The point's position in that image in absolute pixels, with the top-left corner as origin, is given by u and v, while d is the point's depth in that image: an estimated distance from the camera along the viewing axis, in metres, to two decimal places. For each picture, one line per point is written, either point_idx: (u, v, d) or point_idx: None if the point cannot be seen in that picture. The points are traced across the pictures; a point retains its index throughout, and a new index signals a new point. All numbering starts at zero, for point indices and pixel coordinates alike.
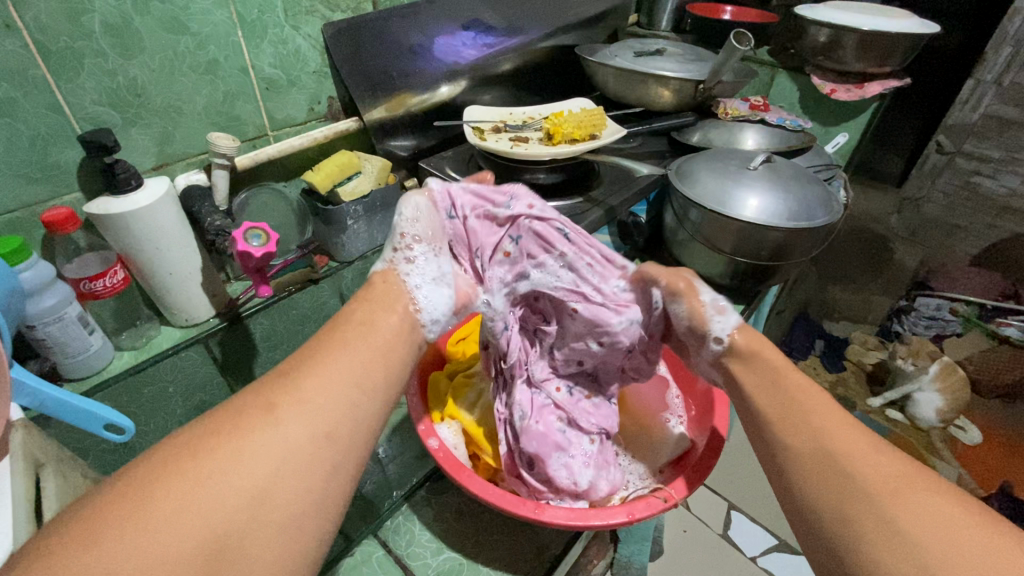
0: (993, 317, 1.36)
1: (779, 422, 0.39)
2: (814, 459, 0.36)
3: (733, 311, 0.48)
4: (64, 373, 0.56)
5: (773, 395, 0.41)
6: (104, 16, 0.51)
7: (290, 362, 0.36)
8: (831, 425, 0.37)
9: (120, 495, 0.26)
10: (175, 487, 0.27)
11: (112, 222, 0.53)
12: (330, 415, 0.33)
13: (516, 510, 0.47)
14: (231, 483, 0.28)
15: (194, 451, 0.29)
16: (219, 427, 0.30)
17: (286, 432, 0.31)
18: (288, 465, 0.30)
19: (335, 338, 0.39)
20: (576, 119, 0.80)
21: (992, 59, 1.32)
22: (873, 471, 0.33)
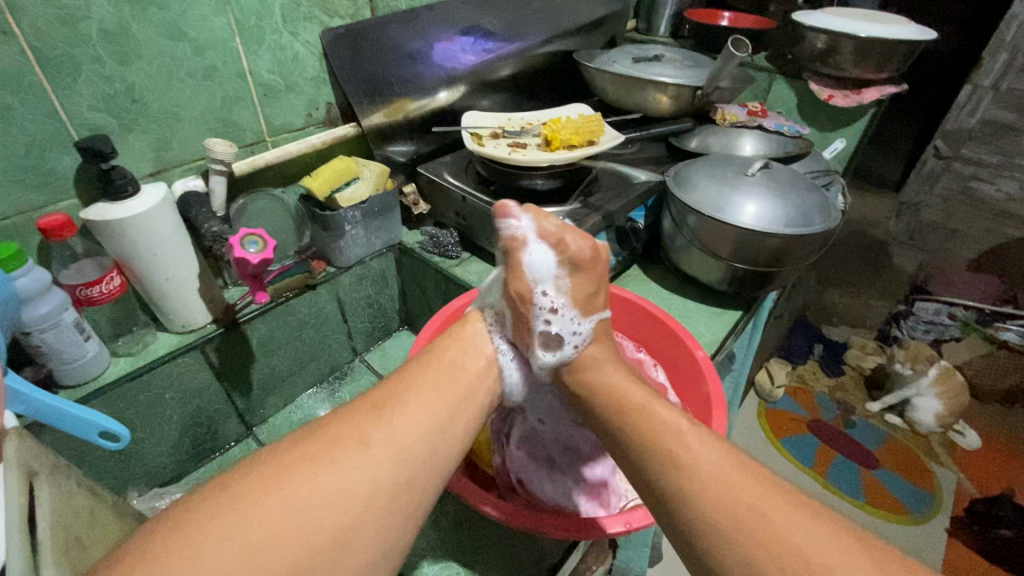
0: (991, 321, 1.37)
1: (655, 469, 0.38)
2: (697, 511, 0.34)
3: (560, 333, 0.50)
4: (60, 380, 0.55)
5: (643, 436, 0.40)
6: (101, 23, 0.51)
7: (382, 397, 0.39)
8: (705, 466, 0.36)
9: (231, 499, 0.30)
10: (271, 510, 0.30)
11: (108, 227, 0.53)
12: (410, 462, 0.36)
13: (517, 521, 0.46)
14: (320, 512, 0.31)
15: (294, 470, 0.32)
16: (318, 453, 0.34)
17: (370, 470, 0.34)
18: (371, 504, 0.33)
19: (415, 381, 0.42)
20: (573, 126, 0.80)
21: (989, 65, 1.33)
22: (759, 525, 0.32)
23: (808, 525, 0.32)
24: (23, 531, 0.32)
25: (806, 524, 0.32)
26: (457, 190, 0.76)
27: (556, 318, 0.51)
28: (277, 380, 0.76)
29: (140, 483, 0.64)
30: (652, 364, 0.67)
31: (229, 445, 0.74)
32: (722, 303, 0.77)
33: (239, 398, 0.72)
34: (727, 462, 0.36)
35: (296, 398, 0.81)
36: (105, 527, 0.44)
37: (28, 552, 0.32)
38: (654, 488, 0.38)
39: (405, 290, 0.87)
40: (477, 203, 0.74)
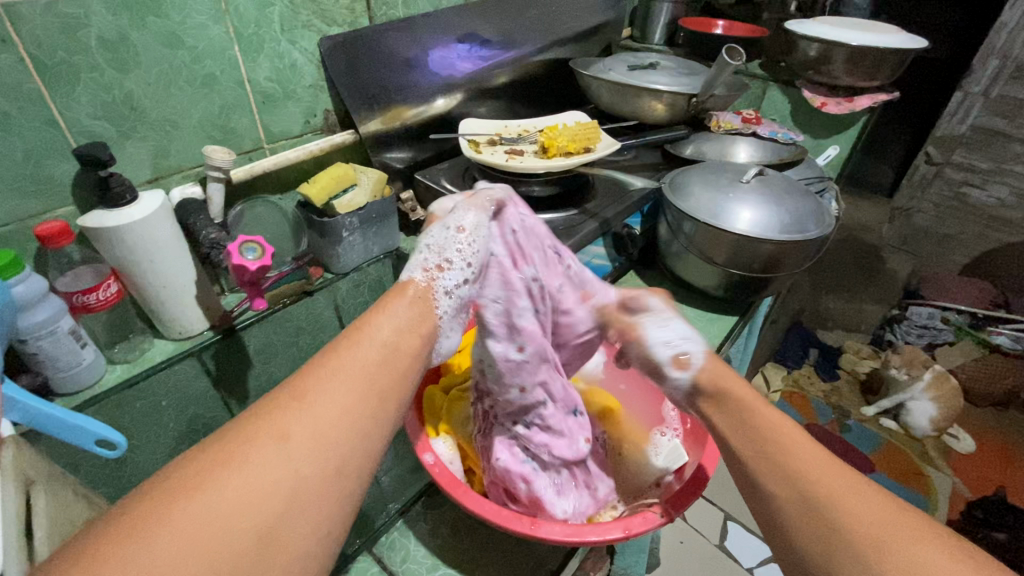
0: (983, 325, 1.39)
1: (759, 465, 0.37)
2: (790, 505, 0.34)
3: (694, 350, 0.47)
4: (56, 388, 0.55)
5: (752, 435, 0.39)
6: (100, 31, 0.52)
7: (300, 383, 0.34)
8: (818, 467, 0.35)
9: (125, 522, 0.25)
10: (179, 516, 0.26)
11: (107, 235, 0.53)
12: (339, 446, 0.32)
13: (512, 526, 0.47)
14: (235, 519, 0.27)
15: (197, 479, 0.28)
16: (230, 452, 0.29)
17: (292, 464, 0.30)
18: (297, 499, 0.29)
19: (344, 356, 0.37)
20: (570, 133, 0.81)
21: (980, 71, 1.37)
22: (864, 523, 0.31)
23: (917, 530, 0.30)
24: (19, 539, 0.32)
25: (912, 531, 0.30)
26: None
27: (678, 337, 0.49)
28: (274, 388, 0.75)
29: None
30: None
31: None
32: (717, 310, 0.78)
33: (236, 405, 0.72)
34: (832, 466, 0.35)
35: None
36: None
37: (24, 559, 0.32)
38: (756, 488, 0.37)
39: None
40: None
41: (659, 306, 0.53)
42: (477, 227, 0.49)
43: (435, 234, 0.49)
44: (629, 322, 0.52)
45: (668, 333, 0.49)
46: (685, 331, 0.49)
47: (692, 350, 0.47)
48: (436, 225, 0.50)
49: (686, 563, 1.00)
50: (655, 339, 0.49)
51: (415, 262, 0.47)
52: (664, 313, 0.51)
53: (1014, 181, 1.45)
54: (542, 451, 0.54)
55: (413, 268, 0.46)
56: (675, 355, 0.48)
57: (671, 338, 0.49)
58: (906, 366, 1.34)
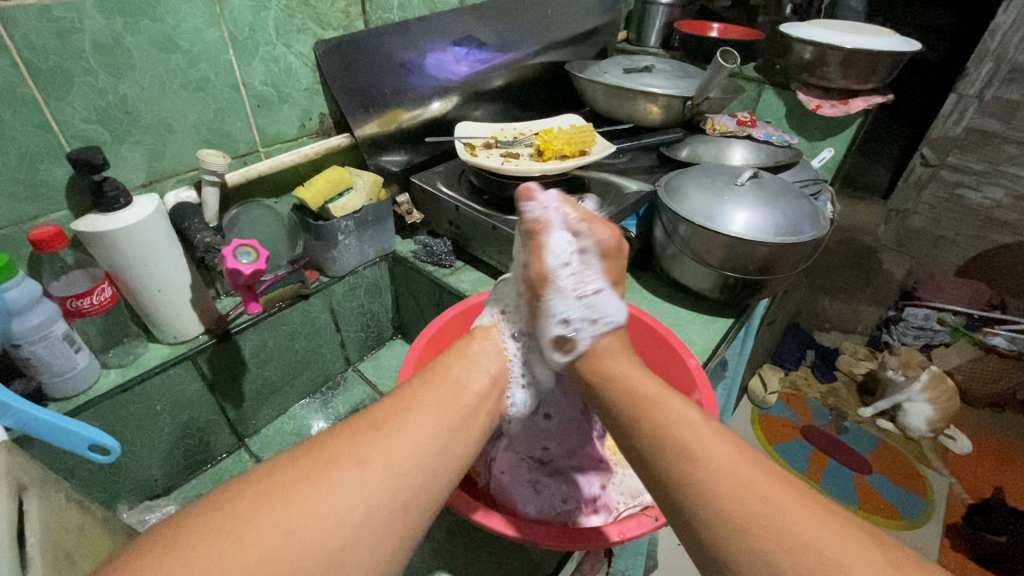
0: (979, 326, 1.41)
1: (672, 464, 0.37)
2: (708, 513, 0.34)
3: (587, 331, 0.49)
4: (49, 393, 0.55)
5: (659, 434, 0.39)
6: (94, 35, 0.52)
7: (381, 415, 0.38)
8: (736, 476, 0.34)
9: (220, 519, 0.29)
10: (260, 530, 0.29)
11: (100, 239, 0.53)
12: (409, 481, 0.35)
13: (507, 530, 0.46)
14: (310, 531, 0.30)
15: (282, 490, 0.31)
16: (316, 468, 0.33)
17: (366, 488, 0.33)
18: (366, 521, 0.32)
19: (420, 398, 0.41)
20: (565, 136, 0.82)
21: (974, 73, 1.38)
22: (789, 531, 0.31)
23: (831, 532, 0.31)
24: (12, 545, 0.32)
25: (824, 535, 0.31)
26: (450, 200, 0.76)
27: (572, 316, 0.50)
28: (269, 391, 0.75)
29: (130, 496, 0.63)
30: None
31: (221, 457, 0.74)
32: (714, 312, 0.78)
33: (231, 409, 0.71)
34: (748, 462, 0.35)
35: (289, 409, 0.80)
36: (95, 542, 0.43)
37: (20, 565, 0.32)
38: (674, 490, 0.36)
39: (399, 300, 0.87)
40: (470, 213, 0.74)
41: (576, 269, 0.51)
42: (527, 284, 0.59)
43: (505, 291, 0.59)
44: (540, 280, 0.51)
45: (569, 312, 0.50)
46: (584, 310, 0.50)
47: (580, 334, 0.49)
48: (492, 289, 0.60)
49: (684, 566, 1.00)
50: (552, 308, 0.51)
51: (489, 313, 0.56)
52: (577, 284, 0.51)
53: (1009, 183, 1.46)
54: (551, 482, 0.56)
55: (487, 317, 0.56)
56: (563, 335, 0.50)
57: (566, 315, 0.50)
58: (903, 367, 1.33)
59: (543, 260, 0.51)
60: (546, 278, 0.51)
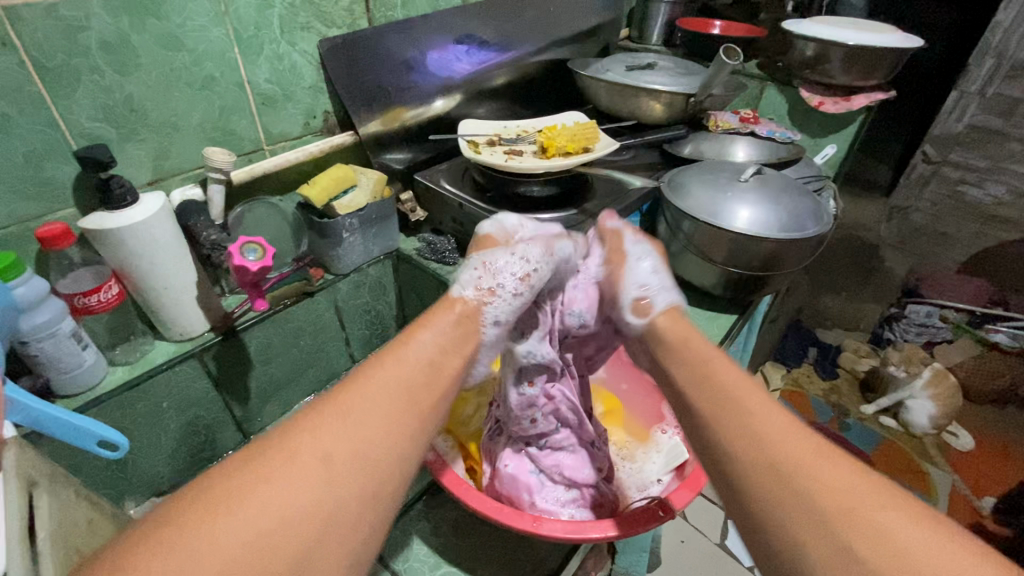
0: (982, 323, 1.40)
1: (720, 421, 0.36)
2: (755, 469, 0.33)
3: (658, 296, 0.48)
4: (57, 390, 0.55)
5: (709, 392, 0.38)
6: (101, 34, 0.52)
7: (342, 397, 0.34)
8: (777, 433, 0.34)
9: (168, 530, 0.26)
10: (216, 540, 0.26)
11: (107, 236, 0.53)
12: (376, 472, 0.32)
13: (514, 523, 0.47)
14: (272, 539, 0.27)
15: (237, 495, 0.28)
16: (271, 468, 0.29)
17: (333, 486, 0.30)
18: (334, 521, 0.29)
19: (387, 371, 0.36)
20: (568, 134, 0.82)
21: (975, 70, 1.39)
22: (829, 489, 0.30)
23: (876, 493, 0.30)
24: (22, 538, 0.32)
25: (870, 496, 0.30)
26: (454, 198, 0.77)
27: (651, 284, 0.49)
28: (274, 389, 0.75)
29: (137, 493, 0.64)
30: None
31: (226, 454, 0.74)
32: (717, 307, 0.78)
33: (237, 406, 0.72)
34: (799, 429, 0.34)
35: (293, 407, 0.81)
36: (104, 537, 0.43)
37: (29, 559, 0.32)
38: (718, 445, 0.36)
39: (403, 297, 0.87)
40: (474, 210, 0.74)
41: (649, 250, 0.52)
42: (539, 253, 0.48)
43: (495, 256, 0.48)
44: (618, 251, 0.52)
45: (647, 279, 0.49)
46: (659, 285, 0.49)
47: (656, 300, 0.47)
48: (500, 250, 0.49)
49: (688, 564, 1.00)
50: (629, 276, 0.49)
51: (462, 280, 0.46)
52: (655, 263, 0.51)
53: (1010, 179, 1.46)
54: (553, 470, 0.56)
55: (461, 287, 0.45)
56: (639, 299, 0.48)
57: (645, 281, 0.49)
58: (905, 363, 1.37)
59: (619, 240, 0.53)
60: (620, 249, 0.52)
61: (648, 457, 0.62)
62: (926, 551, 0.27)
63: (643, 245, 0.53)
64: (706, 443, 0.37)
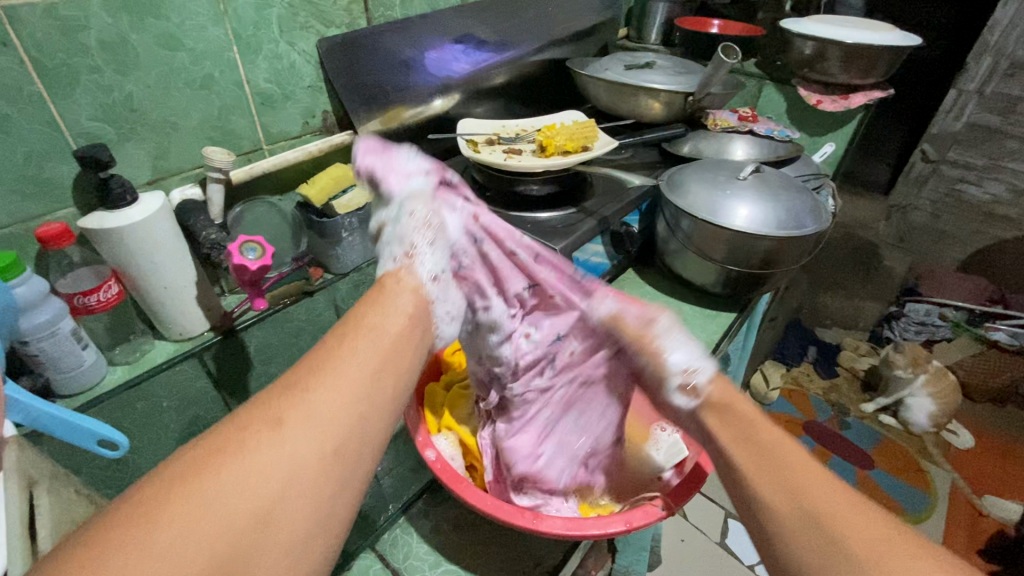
0: (982, 321, 1.42)
1: (756, 472, 0.37)
2: (790, 517, 0.34)
3: (703, 363, 0.46)
4: (57, 390, 0.55)
5: (747, 448, 0.39)
6: (100, 33, 0.52)
7: (294, 375, 0.35)
8: (811, 486, 0.35)
9: (131, 512, 0.26)
10: (177, 510, 0.26)
11: (107, 236, 0.53)
12: (336, 429, 0.33)
13: (514, 520, 0.47)
14: (235, 502, 0.27)
15: (199, 470, 0.28)
16: (229, 441, 0.30)
17: (292, 448, 0.30)
18: (294, 481, 0.30)
19: (338, 349, 0.38)
20: (568, 132, 0.82)
21: (974, 69, 1.40)
22: (861, 538, 0.31)
23: (912, 547, 0.31)
24: (22, 538, 0.32)
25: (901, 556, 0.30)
26: None
27: (693, 363, 0.47)
28: None
29: None
30: None
31: None
32: (717, 306, 0.78)
33: (237, 406, 0.72)
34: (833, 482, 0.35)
35: None
36: None
37: (30, 559, 0.32)
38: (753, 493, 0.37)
39: None
40: None
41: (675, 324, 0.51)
42: (422, 205, 0.48)
43: (397, 225, 0.48)
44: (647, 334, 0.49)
45: (686, 359, 0.47)
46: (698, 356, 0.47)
47: (701, 371, 0.46)
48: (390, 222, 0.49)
49: (689, 562, 1.00)
50: (671, 352, 0.48)
51: (386, 259, 0.48)
52: (683, 334, 0.49)
53: (1009, 178, 1.46)
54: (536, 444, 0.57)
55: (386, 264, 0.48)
56: (684, 383, 0.46)
57: (685, 357, 0.47)
58: (911, 366, 1.31)
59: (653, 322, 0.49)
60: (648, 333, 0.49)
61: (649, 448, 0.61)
62: None
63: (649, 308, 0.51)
64: (743, 496, 0.38)
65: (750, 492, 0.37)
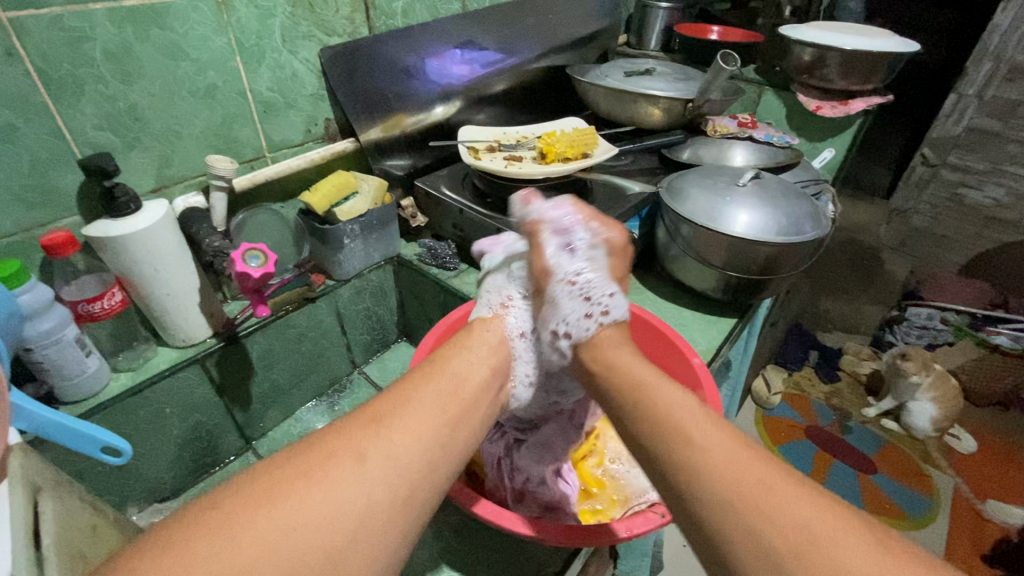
0: (983, 325, 1.39)
1: (667, 453, 0.34)
2: (707, 506, 0.30)
3: (584, 316, 0.47)
4: (60, 396, 0.56)
5: (653, 423, 0.35)
6: (105, 44, 0.53)
7: (377, 408, 0.35)
8: (706, 443, 0.33)
9: (211, 520, 0.26)
10: (256, 531, 0.26)
11: (111, 244, 0.54)
12: (411, 475, 0.32)
13: (517, 527, 0.47)
14: (312, 533, 0.27)
15: (278, 492, 0.28)
16: (312, 465, 0.30)
17: (368, 485, 0.30)
18: (367, 523, 0.29)
19: (420, 391, 0.38)
20: (568, 139, 0.82)
21: (974, 73, 1.41)
22: (781, 522, 0.28)
23: (833, 522, 0.28)
24: (29, 546, 0.32)
25: (791, 497, 0.29)
26: (454, 203, 0.77)
27: (572, 315, 0.47)
28: (276, 394, 0.76)
29: (139, 499, 0.64)
30: None
31: (229, 460, 0.74)
32: (717, 311, 0.78)
33: (239, 411, 0.72)
34: (747, 454, 0.32)
35: (295, 412, 0.81)
36: (108, 543, 0.44)
37: (35, 567, 0.32)
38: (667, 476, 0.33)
39: (404, 302, 0.87)
40: (474, 216, 0.75)
41: (586, 270, 0.50)
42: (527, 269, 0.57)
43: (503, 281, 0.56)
44: (542, 276, 0.51)
45: (568, 310, 0.48)
46: (584, 309, 0.47)
47: (580, 324, 0.47)
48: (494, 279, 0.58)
49: (690, 568, 1.00)
50: (558, 298, 0.49)
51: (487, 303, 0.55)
52: (587, 285, 0.49)
53: (1010, 182, 1.46)
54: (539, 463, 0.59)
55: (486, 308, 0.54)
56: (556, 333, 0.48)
57: (565, 313, 0.48)
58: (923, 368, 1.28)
59: (543, 259, 0.51)
60: (545, 272, 0.51)
61: (613, 444, 0.65)
62: None
63: (575, 256, 0.51)
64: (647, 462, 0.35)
65: (649, 453, 0.35)
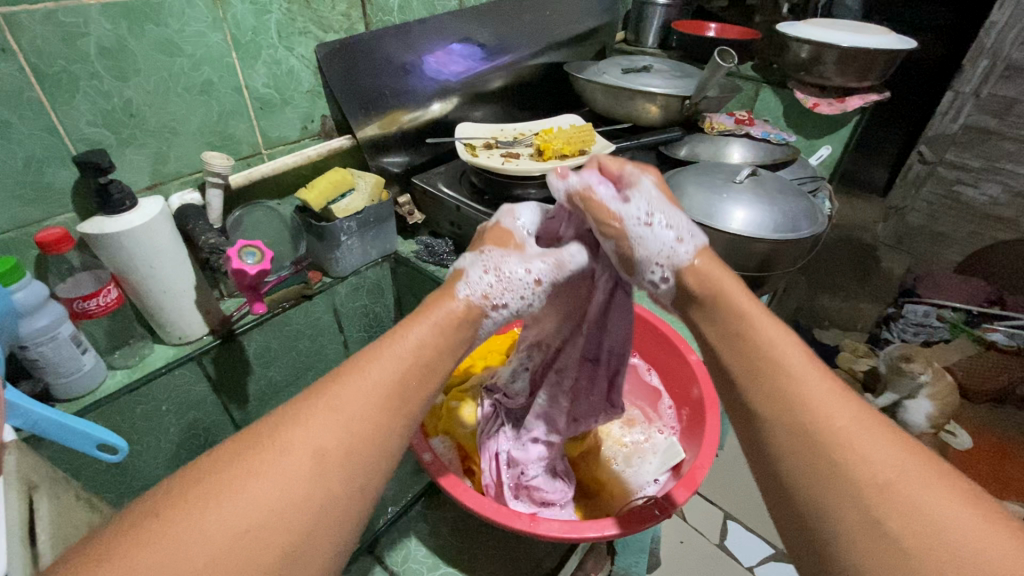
0: (979, 322, 1.39)
1: (754, 386, 0.36)
2: (791, 439, 0.32)
3: (681, 243, 0.44)
4: (55, 394, 0.55)
5: (744, 354, 0.37)
6: (99, 40, 0.52)
7: (330, 389, 0.33)
8: (803, 382, 0.34)
9: (155, 520, 0.26)
10: (201, 533, 0.26)
11: (107, 241, 0.53)
12: (366, 466, 0.32)
13: (511, 523, 0.47)
14: (262, 535, 0.27)
15: (222, 491, 0.27)
16: (262, 462, 0.29)
17: (320, 481, 0.29)
18: (321, 519, 0.29)
19: (381, 367, 0.35)
20: (565, 136, 0.82)
21: (970, 70, 1.41)
22: (866, 463, 0.30)
23: (921, 471, 0.29)
24: (23, 543, 0.32)
25: (881, 444, 0.30)
26: (452, 201, 0.77)
27: (668, 247, 0.45)
28: (273, 392, 0.76)
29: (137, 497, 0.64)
30: (646, 369, 0.70)
31: None
32: None
33: (236, 408, 0.72)
34: (840, 397, 0.33)
35: None
36: None
37: (28, 565, 0.32)
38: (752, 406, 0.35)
39: (401, 299, 0.87)
40: (471, 213, 0.75)
41: (655, 202, 0.47)
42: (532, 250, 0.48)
43: (500, 258, 0.47)
44: (613, 225, 0.46)
45: (659, 245, 0.45)
46: (676, 236, 0.45)
47: (679, 253, 0.44)
48: (513, 252, 0.47)
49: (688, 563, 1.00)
50: (645, 238, 0.45)
51: (471, 279, 0.45)
52: (663, 214, 0.46)
53: (1006, 179, 1.47)
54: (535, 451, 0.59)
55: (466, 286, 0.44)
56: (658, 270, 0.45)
57: (659, 246, 0.45)
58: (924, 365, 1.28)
59: (610, 208, 0.46)
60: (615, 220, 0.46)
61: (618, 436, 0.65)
62: (966, 532, 0.27)
63: (637, 195, 0.47)
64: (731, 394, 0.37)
65: (735, 381, 0.37)
